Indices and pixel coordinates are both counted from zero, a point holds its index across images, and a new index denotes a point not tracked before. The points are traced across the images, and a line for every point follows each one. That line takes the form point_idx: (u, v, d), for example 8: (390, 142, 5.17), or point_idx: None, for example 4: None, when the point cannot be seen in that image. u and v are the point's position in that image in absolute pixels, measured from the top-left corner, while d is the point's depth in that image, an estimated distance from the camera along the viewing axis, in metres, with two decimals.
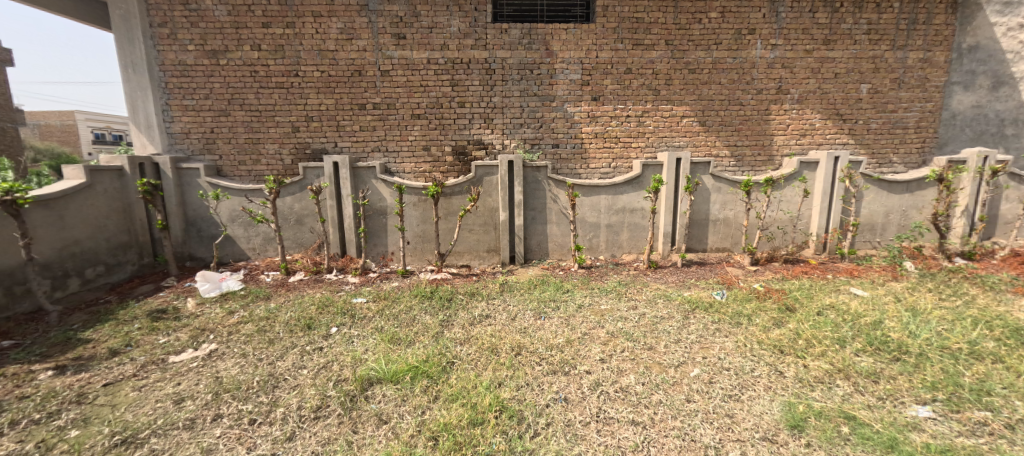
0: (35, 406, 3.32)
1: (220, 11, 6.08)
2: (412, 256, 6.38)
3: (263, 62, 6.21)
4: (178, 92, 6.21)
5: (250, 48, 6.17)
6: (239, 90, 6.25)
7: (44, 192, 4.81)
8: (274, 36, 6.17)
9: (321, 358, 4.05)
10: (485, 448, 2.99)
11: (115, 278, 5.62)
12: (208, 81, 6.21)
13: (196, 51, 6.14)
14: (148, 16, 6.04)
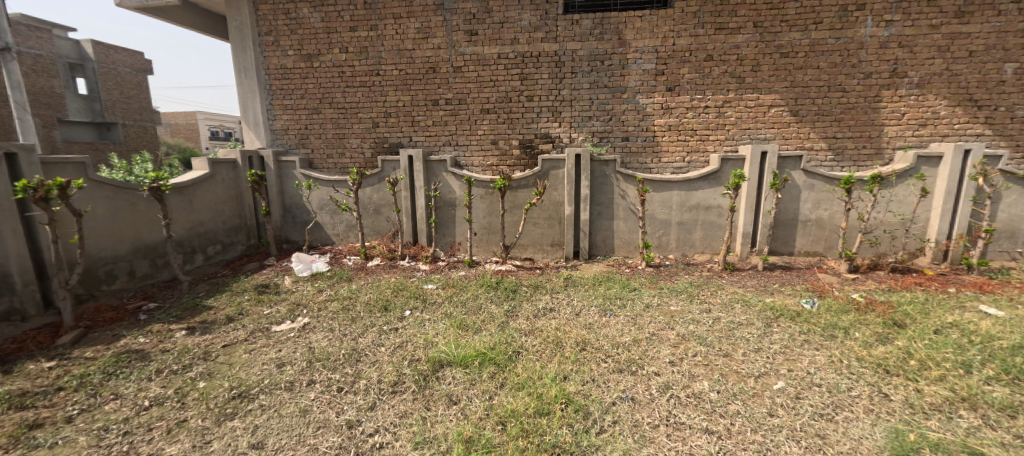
0: (172, 359, 4.00)
1: (315, 18, 6.69)
2: (478, 247, 6.60)
3: (350, 63, 6.74)
4: (280, 93, 6.98)
5: (339, 51, 6.73)
6: (329, 89, 6.87)
7: (180, 180, 5.72)
8: (359, 39, 6.66)
9: (396, 338, 4.38)
10: (551, 438, 3.02)
11: (229, 255, 6.58)
12: (304, 82, 6.90)
13: (295, 56, 6.84)
14: (257, 27, 6.83)
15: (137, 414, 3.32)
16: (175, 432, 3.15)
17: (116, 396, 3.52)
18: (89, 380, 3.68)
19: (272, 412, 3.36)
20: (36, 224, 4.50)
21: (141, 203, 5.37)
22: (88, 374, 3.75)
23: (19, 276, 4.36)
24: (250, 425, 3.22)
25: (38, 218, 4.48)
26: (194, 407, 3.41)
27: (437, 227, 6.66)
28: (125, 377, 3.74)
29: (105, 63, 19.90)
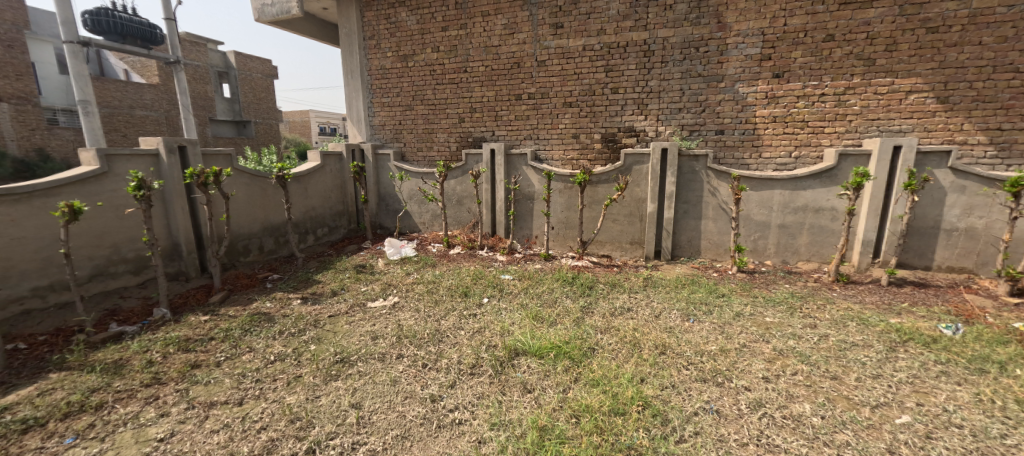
0: (290, 323, 4.66)
1: (412, 21, 7.15)
2: (555, 241, 6.60)
3: (441, 62, 7.10)
4: (379, 91, 7.61)
5: (432, 50, 7.12)
6: (421, 87, 7.31)
7: (299, 170, 6.59)
8: (450, 38, 6.97)
9: (475, 323, 4.59)
10: (627, 440, 2.94)
11: (334, 237, 7.44)
12: (400, 81, 7.42)
13: (393, 57, 7.38)
14: (362, 32, 7.50)
15: (265, 366, 3.92)
16: (294, 384, 3.65)
17: (249, 349, 4.19)
18: (231, 334, 4.43)
19: (368, 378, 3.73)
20: (197, 204, 5.52)
21: (268, 189, 6.30)
22: (230, 329, 4.51)
23: (185, 245, 5.39)
24: (351, 387, 3.61)
25: (198, 199, 5.49)
26: (307, 365, 3.93)
27: (515, 220, 6.80)
28: (255, 334, 4.44)
29: (244, 71, 23.42)
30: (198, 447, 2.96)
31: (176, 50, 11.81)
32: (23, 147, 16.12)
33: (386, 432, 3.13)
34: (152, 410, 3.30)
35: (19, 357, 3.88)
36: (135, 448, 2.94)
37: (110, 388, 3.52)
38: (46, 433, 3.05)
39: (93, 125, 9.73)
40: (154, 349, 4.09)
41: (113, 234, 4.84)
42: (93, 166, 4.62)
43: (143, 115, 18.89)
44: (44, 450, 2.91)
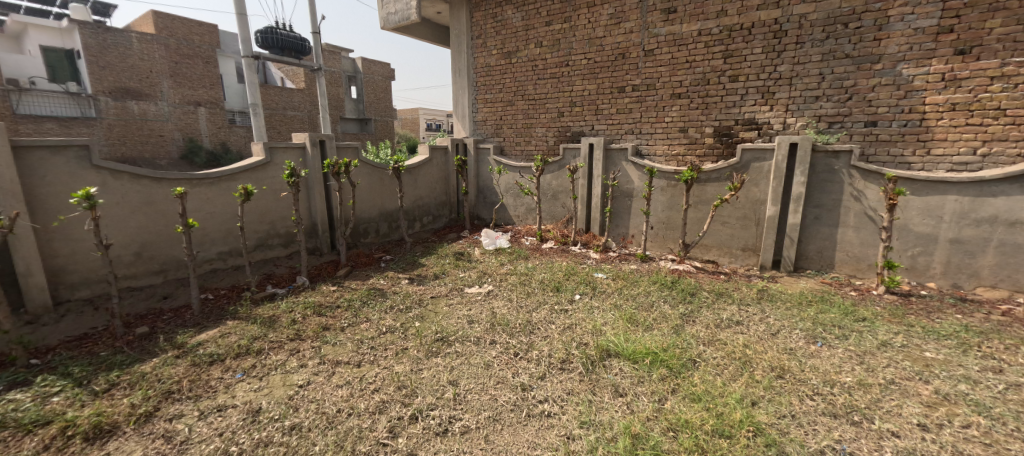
0: (399, 300, 5.06)
1: (517, 18, 7.23)
2: (654, 242, 6.20)
3: (544, 57, 7.08)
4: (483, 88, 7.85)
5: (535, 46, 7.13)
6: (522, 83, 7.38)
7: (411, 163, 7.18)
8: (554, 32, 6.91)
9: (567, 319, 4.50)
10: None
11: (435, 225, 7.98)
12: (502, 77, 7.58)
13: (497, 55, 7.56)
14: (471, 32, 7.80)
15: (378, 335, 4.28)
16: (401, 355, 3.93)
17: (366, 319, 4.62)
18: (352, 303, 4.94)
19: (464, 359, 3.88)
20: (330, 191, 6.29)
21: (385, 180, 6.95)
22: (352, 299, 5.04)
23: (321, 226, 6.17)
24: (449, 365, 3.78)
25: (332, 186, 6.25)
26: (412, 339, 4.21)
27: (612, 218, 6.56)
28: (371, 307, 4.88)
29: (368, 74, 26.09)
30: (327, 397, 3.33)
31: (318, 58, 13.59)
32: (214, 143, 20.16)
33: (480, 411, 3.22)
34: (295, 360, 3.81)
35: (208, 304, 4.77)
36: (282, 390, 3.42)
37: (266, 338, 4.13)
38: (224, 367, 3.68)
39: (257, 125, 11.54)
40: (296, 309, 4.72)
41: (271, 213, 5.74)
42: (259, 156, 5.50)
43: (292, 115, 22.17)
44: (222, 380, 3.52)
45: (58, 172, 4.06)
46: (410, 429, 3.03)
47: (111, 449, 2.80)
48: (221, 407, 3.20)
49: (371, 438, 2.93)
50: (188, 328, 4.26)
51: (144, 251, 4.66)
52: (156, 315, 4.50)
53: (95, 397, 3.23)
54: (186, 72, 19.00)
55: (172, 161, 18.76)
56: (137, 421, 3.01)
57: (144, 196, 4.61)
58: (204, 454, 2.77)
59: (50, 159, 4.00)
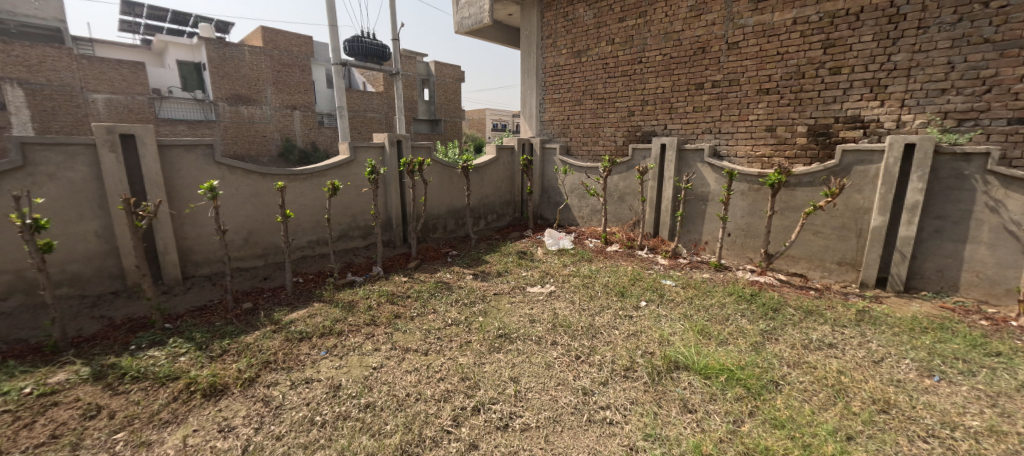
0: (464, 294, 5.12)
1: (588, 16, 7.05)
2: (730, 250, 5.75)
3: (615, 54, 6.84)
4: (551, 88, 7.76)
5: (606, 44, 6.91)
6: (592, 81, 7.19)
7: (479, 162, 7.30)
8: (627, 28, 6.65)
9: (631, 326, 4.28)
10: None
11: (499, 224, 8.05)
12: (571, 77, 7.44)
13: (567, 54, 7.43)
14: (541, 32, 7.74)
15: (445, 327, 4.34)
16: (465, 347, 3.95)
17: (434, 310, 4.71)
18: (421, 294, 5.08)
19: (526, 357, 3.81)
20: (404, 188, 6.55)
21: (454, 178, 7.12)
22: (421, 290, 5.18)
23: (395, 220, 6.45)
24: (510, 361, 3.73)
25: (406, 183, 6.51)
26: (476, 333, 4.22)
27: (684, 223, 6.18)
28: (438, 299, 4.98)
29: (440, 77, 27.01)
30: (397, 381, 3.43)
31: (396, 64, 14.29)
32: (306, 142, 22.04)
33: (540, 411, 3.15)
34: (370, 344, 3.98)
35: (298, 287, 5.17)
36: (359, 370, 3.58)
37: (346, 320, 4.36)
38: (311, 343, 3.95)
39: (340, 126, 12.29)
40: (372, 296, 4.95)
41: (354, 207, 6.09)
42: (345, 154, 5.86)
43: (371, 117, 23.53)
44: (309, 355, 3.77)
45: (190, 167, 4.62)
46: (473, 419, 3.04)
47: (222, 406, 3.10)
48: (309, 379, 3.42)
49: (436, 424, 2.97)
50: (283, 306, 4.64)
51: (250, 237, 5.15)
52: (258, 292, 4.96)
53: (212, 360, 3.61)
54: (285, 80, 20.95)
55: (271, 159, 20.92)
56: (242, 384, 3.31)
57: (252, 189, 5.09)
58: (294, 420, 2.97)
59: (184, 155, 4.57)
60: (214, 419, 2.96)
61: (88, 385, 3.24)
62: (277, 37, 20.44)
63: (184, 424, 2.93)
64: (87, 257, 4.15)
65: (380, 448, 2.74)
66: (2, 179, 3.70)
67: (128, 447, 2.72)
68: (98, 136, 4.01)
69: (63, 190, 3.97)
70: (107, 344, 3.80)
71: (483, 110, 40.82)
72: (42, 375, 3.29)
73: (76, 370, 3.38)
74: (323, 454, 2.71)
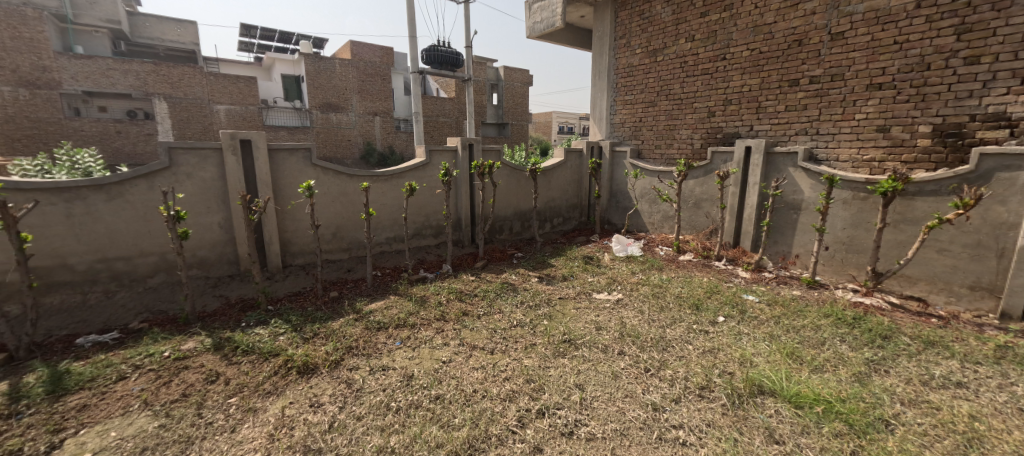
0: (529, 296, 5.04)
1: (666, 12, 6.70)
2: (827, 265, 5.13)
3: (696, 51, 6.42)
4: (623, 89, 7.48)
5: (686, 41, 6.52)
6: (668, 81, 6.81)
7: (547, 165, 7.23)
8: (710, 24, 6.22)
9: (707, 342, 3.93)
10: None
11: (564, 227, 7.91)
12: (645, 77, 7.11)
13: (641, 54, 7.11)
14: (614, 32, 7.51)
15: (510, 327, 4.29)
16: (530, 350, 3.87)
17: (499, 310, 4.69)
18: (488, 294, 5.09)
19: (591, 364, 3.64)
20: (474, 190, 6.65)
21: (522, 180, 7.11)
22: (488, 290, 5.20)
23: (464, 221, 6.56)
24: (575, 367, 3.59)
25: (476, 185, 6.61)
26: (541, 336, 4.11)
27: (772, 233, 5.62)
28: (504, 299, 4.95)
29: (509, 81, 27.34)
30: (465, 376, 3.44)
31: (468, 70, 14.64)
32: (385, 145, 23.33)
33: (607, 422, 2.98)
34: (439, 338, 4.04)
35: (377, 280, 5.42)
36: (430, 362, 3.64)
37: (418, 314, 4.48)
38: (387, 333, 4.09)
39: (415, 132, 12.83)
40: (442, 292, 5.05)
41: (427, 207, 6.29)
42: (421, 157, 6.07)
43: (442, 121, 24.41)
44: (386, 344, 3.90)
45: (292, 168, 5.03)
46: (537, 422, 2.95)
47: (312, 383, 3.30)
48: (385, 367, 3.54)
49: (501, 422, 2.94)
50: (363, 297, 4.89)
51: (337, 233, 5.50)
52: (343, 283, 5.27)
53: (304, 341, 3.88)
54: (368, 88, 22.28)
55: (354, 161, 22.44)
56: (330, 366, 3.50)
57: (341, 189, 5.43)
58: (372, 403, 3.08)
59: (288, 158, 4.98)
60: (306, 395, 3.16)
61: (209, 354, 3.62)
62: (364, 50, 21.87)
63: (282, 396, 3.16)
64: (211, 244, 4.68)
65: (449, 440, 2.76)
66: (152, 177, 4.28)
67: (238, 412, 2.99)
68: (224, 141, 4.48)
69: (196, 188, 4.50)
70: (224, 320, 4.24)
71: (551, 114, 40.66)
72: (177, 342, 3.75)
73: (201, 340, 3.80)
74: (397, 439, 2.77)
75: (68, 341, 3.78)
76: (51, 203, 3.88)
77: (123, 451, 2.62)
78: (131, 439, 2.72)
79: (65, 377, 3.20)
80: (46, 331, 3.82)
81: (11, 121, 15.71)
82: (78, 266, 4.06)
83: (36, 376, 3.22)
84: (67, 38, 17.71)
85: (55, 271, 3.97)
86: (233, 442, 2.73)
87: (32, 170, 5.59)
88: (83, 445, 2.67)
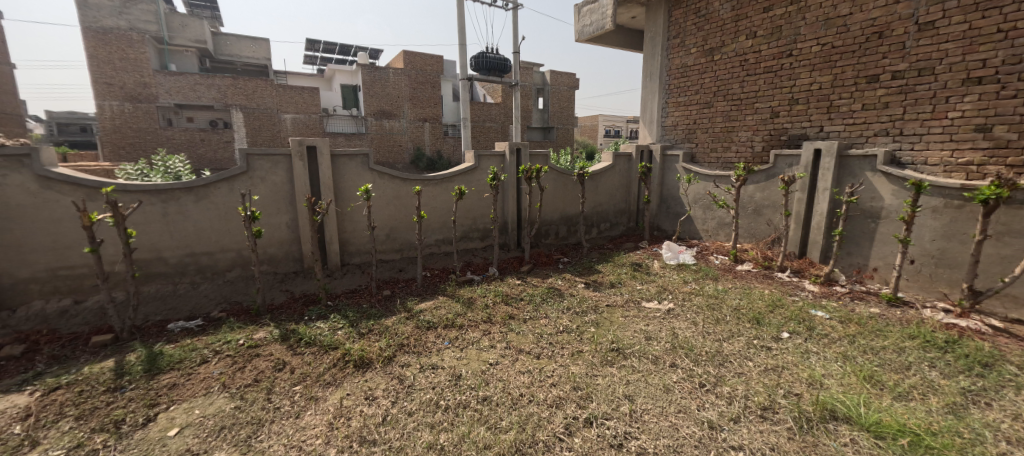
0: (576, 303, 4.91)
1: (725, 9, 6.36)
2: (911, 281, 4.62)
3: (758, 49, 6.05)
4: (677, 91, 7.18)
5: (746, 38, 6.16)
6: (726, 81, 6.46)
7: (594, 169, 7.09)
8: (775, 19, 5.83)
9: (770, 359, 3.64)
10: None
11: (612, 233, 7.70)
12: (701, 77, 6.79)
13: (697, 53, 6.80)
14: (668, 32, 7.24)
15: (556, 333, 4.20)
16: (577, 357, 3.76)
17: (546, 315, 4.60)
18: (534, 298, 5.02)
19: (642, 375, 3.48)
20: (521, 194, 6.63)
21: (569, 184, 7.01)
22: (534, 295, 5.13)
23: (510, 225, 6.56)
24: (624, 378, 3.44)
25: (523, 190, 6.58)
26: (588, 343, 3.99)
27: (845, 243, 5.15)
28: (550, 305, 4.85)
29: (555, 85, 27.21)
30: (512, 380, 3.39)
31: (516, 75, 14.70)
32: (433, 150, 23.96)
33: (659, 437, 2.83)
34: (486, 340, 4.03)
35: (426, 280, 5.52)
36: (477, 363, 3.63)
37: (465, 316, 4.49)
38: (436, 333, 4.13)
39: (464, 137, 13.01)
40: (489, 295, 5.05)
41: (476, 210, 6.33)
42: (470, 161, 6.13)
43: (488, 126, 24.71)
44: (434, 344, 3.94)
45: (352, 172, 5.24)
46: (585, 431, 2.85)
47: (367, 377, 3.39)
48: (434, 365, 3.56)
49: (548, 428, 2.86)
50: (414, 297, 4.99)
51: (391, 234, 5.67)
52: (394, 282, 5.41)
53: (360, 336, 4.00)
54: (419, 95, 22.99)
55: (404, 165, 23.19)
56: (383, 361, 3.58)
57: (395, 192, 5.58)
58: (422, 400, 3.11)
59: (348, 163, 5.20)
60: (362, 388, 3.24)
61: (277, 344, 3.81)
62: (416, 59, 22.60)
63: (340, 387, 3.26)
64: (280, 242, 4.97)
65: (496, 442, 2.73)
66: (233, 181, 4.60)
67: (302, 399, 3.12)
68: (293, 148, 4.74)
69: (268, 190, 4.79)
70: (289, 312, 4.47)
71: (597, 117, 39.90)
72: (249, 332, 3.99)
73: (270, 331, 4.02)
74: (446, 437, 2.77)
75: (162, 326, 4.13)
76: (151, 204, 4.29)
77: (205, 428, 2.81)
78: (212, 417, 2.91)
79: (159, 357, 3.49)
80: (144, 316, 4.22)
81: (118, 131, 17.66)
82: (171, 259, 4.45)
83: (135, 355, 3.54)
84: (163, 57, 19.70)
85: (153, 263, 4.39)
86: (297, 427, 2.84)
87: (135, 174, 6.24)
88: (173, 420, 2.89)
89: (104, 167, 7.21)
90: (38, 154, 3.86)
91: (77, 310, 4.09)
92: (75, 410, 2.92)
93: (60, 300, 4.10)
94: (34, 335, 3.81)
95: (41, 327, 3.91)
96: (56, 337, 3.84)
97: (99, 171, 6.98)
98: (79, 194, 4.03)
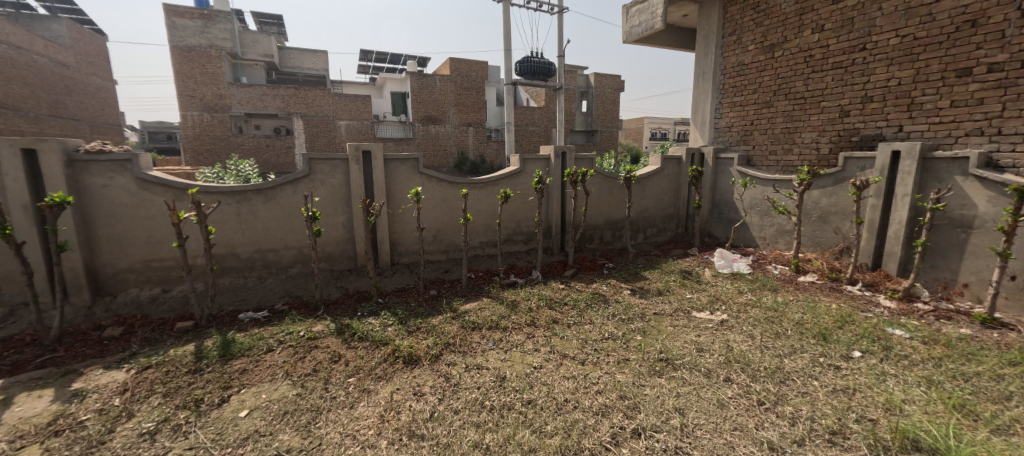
0: (621, 310, 4.77)
1: (788, 2, 5.98)
2: (1012, 298, 4.14)
3: (825, 43, 5.64)
4: (732, 90, 6.84)
5: (812, 32, 5.76)
6: (788, 79, 6.08)
7: (642, 173, 6.88)
8: (845, 10, 5.41)
9: (839, 379, 3.35)
10: None
11: (660, 238, 7.46)
12: (759, 75, 6.43)
13: (755, 50, 6.45)
14: (722, 29, 6.93)
15: (601, 339, 4.10)
16: (624, 365, 3.64)
17: (590, 321, 4.51)
18: (579, 303, 4.93)
19: (693, 388, 3.31)
20: (566, 197, 6.56)
21: (615, 188, 6.86)
22: (578, 300, 5.04)
23: (555, 229, 6.50)
24: (674, 390, 3.29)
25: (568, 193, 6.52)
26: (635, 352, 3.86)
27: (927, 255, 4.69)
28: (595, 311, 4.74)
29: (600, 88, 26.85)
30: (556, 384, 3.34)
31: (559, 78, 14.55)
32: (477, 154, 24.32)
33: (712, 454, 2.68)
34: (530, 343, 4.00)
35: (472, 281, 5.58)
36: (522, 366, 3.62)
37: (509, 318, 4.49)
38: (481, 334, 4.16)
39: (508, 140, 12.98)
40: (533, 298, 5.02)
41: (521, 213, 6.34)
42: (515, 165, 6.16)
43: (532, 130, 24.76)
44: (480, 344, 3.97)
45: (403, 175, 5.40)
46: (633, 443, 2.75)
47: (416, 373, 3.45)
48: (480, 366, 3.58)
49: (594, 436, 2.79)
50: (460, 297, 5.06)
51: (438, 236, 5.79)
52: (441, 282, 5.52)
53: (409, 333, 4.10)
54: (464, 100, 23.43)
55: (449, 169, 23.72)
56: (430, 359, 3.64)
57: (443, 195, 5.70)
58: (469, 400, 3.13)
59: (400, 166, 5.36)
60: (411, 383, 3.32)
61: (332, 337, 3.97)
62: (462, 66, 23.10)
63: (391, 382, 3.34)
64: (337, 241, 5.21)
65: (542, 445, 2.70)
66: (297, 183, 4.89)
67: (356, 391, 3.23)
68: (350, 152, 4.96)
69: (327, 192, 5.04)
70: (344, 308, 4.66)
71: (643, 120, 38.80)
72: (309, 325, 4.20)
73: (327, 324, 4.21)
74: (492, 437, 2.77)
75: (234, 315, 4.43)
76: (227, 204, 4.63)
77: (270, 411, 2.98)
78: (276, 402, 3.08)
79: (232, 344, 3.74)
80: (220, 306, 4.56)
81: (197, 138, 19.32)
82: (242, 254, 4.79)
83: (212, 342, 3.82)
84: (236, 71, 21.40)
85: (227, 258, 4.74)
86: (351, 417, 2.94)
87: (211, 176, 6.76)
88: (243, 402, 3.09)
89: (184, 170, 7.88)
90: (137, 160, 4.28)
91: (165, 298, 4.48)
92: (162, 388, 3.19)
93: (151, 288, 4.51)
94: (130, 319, 4.20)
95: (135, 313, 4.32)
96: (147, 321, 4.22)
97: (180, 174, 7.64)
98: (169, 195, 4.41)
